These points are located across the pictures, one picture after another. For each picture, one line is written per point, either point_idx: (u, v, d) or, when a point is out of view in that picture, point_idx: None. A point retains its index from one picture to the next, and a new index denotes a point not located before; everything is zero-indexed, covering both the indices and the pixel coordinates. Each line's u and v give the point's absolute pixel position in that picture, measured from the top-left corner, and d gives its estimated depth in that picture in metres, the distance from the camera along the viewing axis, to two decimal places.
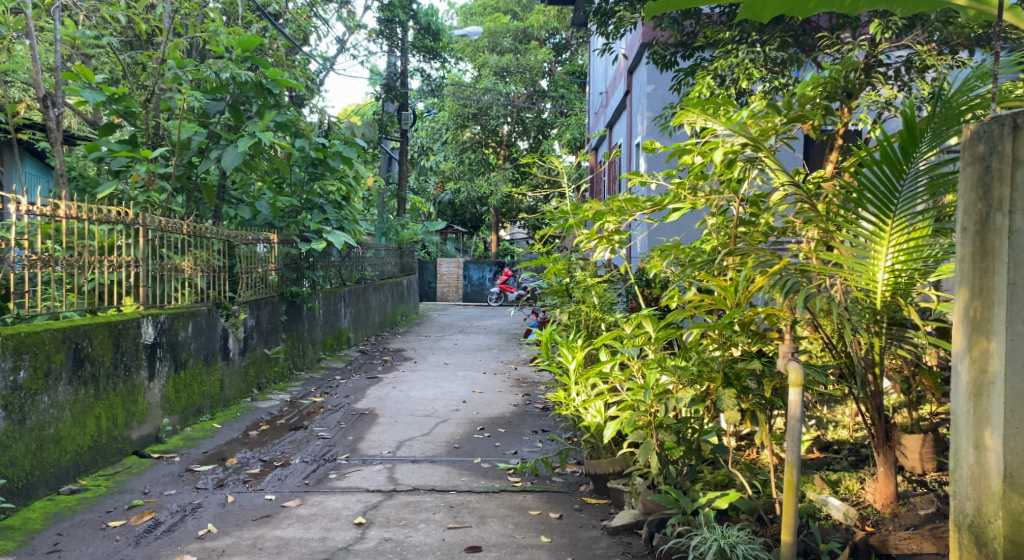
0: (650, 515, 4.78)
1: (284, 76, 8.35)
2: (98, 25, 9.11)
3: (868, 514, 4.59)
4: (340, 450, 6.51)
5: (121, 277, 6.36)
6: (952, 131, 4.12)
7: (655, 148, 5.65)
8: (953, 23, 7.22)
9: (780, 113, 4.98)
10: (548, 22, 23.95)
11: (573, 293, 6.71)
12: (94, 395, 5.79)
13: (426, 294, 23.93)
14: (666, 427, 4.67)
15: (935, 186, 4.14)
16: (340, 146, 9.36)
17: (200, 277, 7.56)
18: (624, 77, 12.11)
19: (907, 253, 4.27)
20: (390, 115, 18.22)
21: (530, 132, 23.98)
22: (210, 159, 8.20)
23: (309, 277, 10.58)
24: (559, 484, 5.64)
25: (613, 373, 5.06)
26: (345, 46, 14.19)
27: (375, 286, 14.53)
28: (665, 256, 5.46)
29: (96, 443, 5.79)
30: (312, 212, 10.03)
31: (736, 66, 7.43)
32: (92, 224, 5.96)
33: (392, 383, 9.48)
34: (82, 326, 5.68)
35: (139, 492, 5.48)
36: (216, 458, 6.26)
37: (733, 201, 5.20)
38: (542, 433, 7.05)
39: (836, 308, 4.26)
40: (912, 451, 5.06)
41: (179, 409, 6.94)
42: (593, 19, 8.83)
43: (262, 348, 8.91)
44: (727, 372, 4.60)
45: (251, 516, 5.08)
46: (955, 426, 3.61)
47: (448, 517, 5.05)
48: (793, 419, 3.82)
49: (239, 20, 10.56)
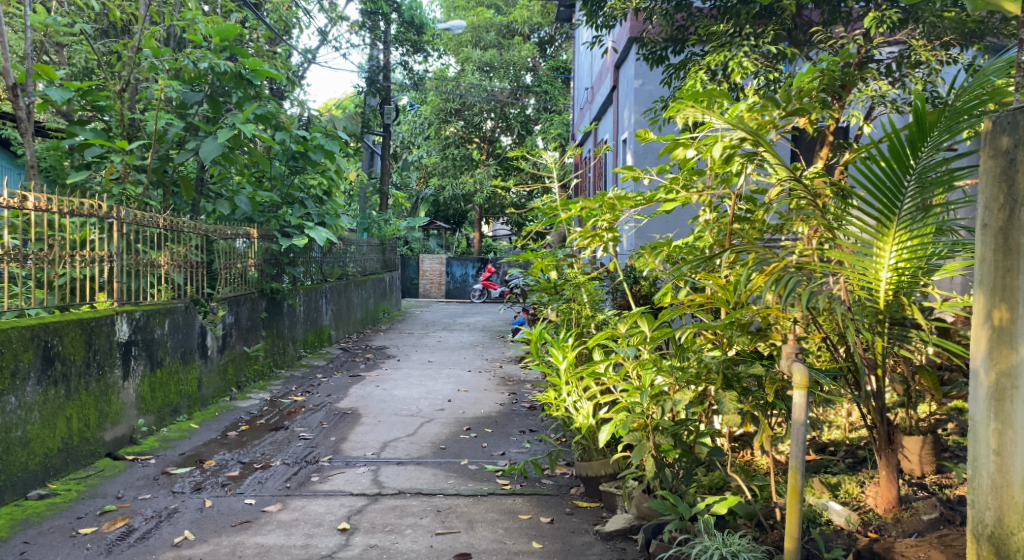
0: (646, 520, 4.63)
1: (264, 67, 8.16)
2: (72, 12, 8.85)
3: (870, 518, 4.45)
4: (322, 451, 6.32)
5: (94, 272, 6.11)
6: (963, 122, 3.88)
7: (646, 143, 5.41)
8: (948, 17, 7.07)
9: (778, 105, 4.78)
10: (532, 17, 23.57)
11: (563, 291, 6.44)
12: (65, 395, 5.56)
13: (409, 290, 23.70)
14: (662, 430, 4.49)
15: (926, 187, 3.99)
16: (321, 140, 9.09)
17: (178, 273, 7.34)
18: (611, 72, 11.94)
19: (911, 250, 4.12)
20: (373, 109, 17.94)
21: (514, 129, 23.72)
22: (187, 151, 7.98)
23: (289, 273, 10.36)
24: (549, 486, 5.48)
25: (606, 374, 4.89)
26: (327, 38, 13.97)
27: (357, 282, 14.31)
28: (657, 253, 5.29)
29: (67, 446, 5.57)
30: (292, 206, 9.85)
31: (728, 61, 7.27)
32: (64, 217, 5.74)
33: (375, 382, 9.28)
34: (52, 323, 5.45)
35: (111, 497, 5.26)
36: (193, 460, 6.05)
37: (728, 197, 5.02)
38: (530, 433, 6.90)
39: (840, 309, 4.10)
40: (912, 453, 4.92)
41: (155, 409, 6.72)
42: (584, 11, 8.62)
43: (241, 346, 8.70)
44: (727, 373, 4.42)
45: (230, 521, 4.88)
46: (971, 433, 3.49)
47: (436, 523, 4.87)
48: (798, 422, 3.66)
49: (219, 9, 10.30)
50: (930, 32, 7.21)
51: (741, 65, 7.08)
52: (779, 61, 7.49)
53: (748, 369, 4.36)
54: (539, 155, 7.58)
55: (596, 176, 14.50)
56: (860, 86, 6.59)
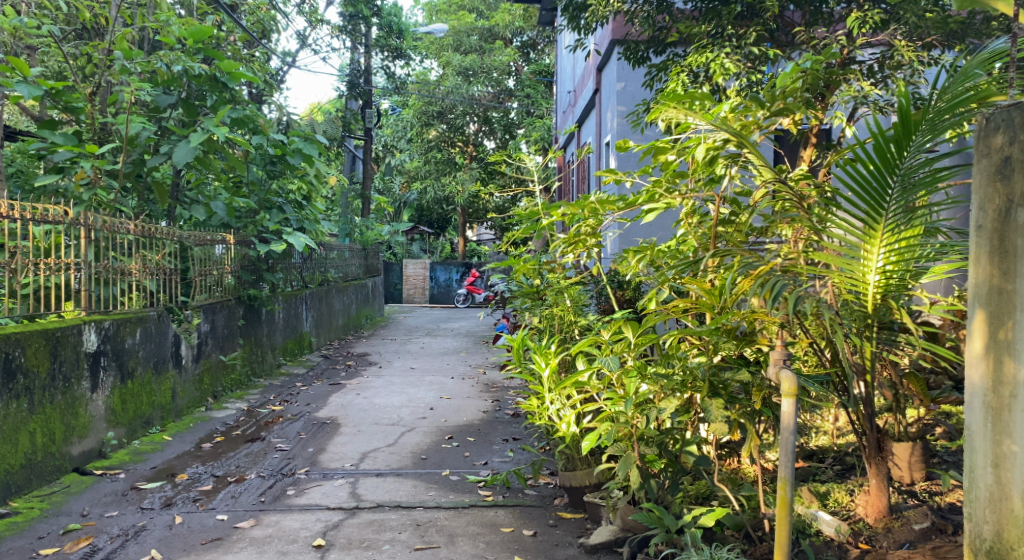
0: (632, 532, 4.51)
1: (239, 69, 7.97)
2: (42, 14, 8.67)
3: (860, 528, 4.31)
4: (299, 463, 6.13)
5: (60, 281, 5.94)
6: (948, 122, 3.75)
7: (628, 146, 5.24)
8: (931, 15, 6.92)
9: (762, 105, 4.62)
10: (513, 21, 23.59)
11: (545, 296, 6.21)
12: (27, 409, 5.37)
13: (392, 296, 23.53)
14: (648, 440, 4.34)
15: (910, 189, 3.86)
16: (300, 143, 9.01)
17: (150, 280, 7.15)
18: (593, 75, 11.83)
19: (899, 253, 3.99)
20: (354, 112, 17.73)
21: (497, 133, 23.60)
22: (160, 155, 7.84)
23: (268, 280, 10.17)
24: (532, 497, 5.33)
25: (589, 382, 4.72)
26: (306, 41, 13.81)
27: (338, 288, 14.12)
28: (640, 256, 5.11)
29: (30, 461, 5.38)
30: (270, 211, 9.60)
31: (710, 62, 7.09)
32: (29, 223, 5.57)
33: (356, 390, 9.10)
34: (13, 334, 5.26)
35: (76, 515, 5.08)
36: (165, 474, 5.87)
37: (712, 200, 4.86)
38: (513, 442, 6.74)
39: (828, 314, 3.95)
40: (901, 460, 4.73)
41: (126, 421, 6.53)
42: (565, 13, 8.54)
43: (218, 355, 8.50)
44: (713, 381, 4.27)
45: (200, 539, 4.71)
46: (968, 442, 3.39)
47: (415, 537, 4.71)
48: (786, 431, 3.53)
49: (195, 12, 10.13)
50: (912, 32, 7.02)
51: (723, 67, 6.92)
52: (763, 62, 7.30)
53: (734, 378, 4.22)
54: (522, 158, 7.41)
55: (579, 180, 14.38)
56: (843, 86, 6.39)
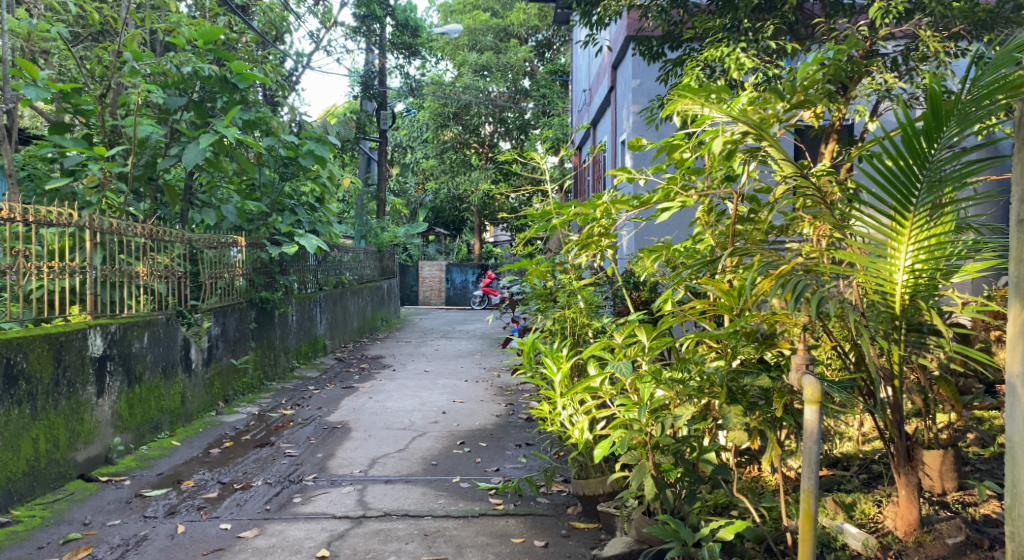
0: (646, 544, 4.30)
1: (249, 70, 7.86)
2: (53, 15, 8.58)
3: (890, 542, 4.12)
4: (307, 470, 6.01)
5: (68, 284, 5.84)
6: (980, 112, 3.53)
7: (642, 144, 5.05)
8: (957, 5, 6.69)
9: (781, 97, 4.42)
10: (529, 20, 23.36)
11: (558, 298, 6.04)
12: (30, 415, 5.27)
13: (408, 298, 23.45)
14: (663, 448, 4.17)
15: (938, 183, 3.67)
16: (312, 145, 8.86)
17: (160, 284, 7.05)
18: (608, 73, 11.66)
19: (929, 251, 3.80)
20: (368, 114, 17.66)
21: (512, 133, 23.48)
22: (170, 157, 7.74)
23: (281, 283, 10.05)
24: (545, 505, 5.17)
25: (602, 388, 4.55)
26: (320, 42, 13.69)
27: (353, 290, 14.02)
28: (655, 256, 4.93)
29: (33, 468, 5.29)
30: (282, 213, 9.44)
31: (726, 57, 6.90)
32: (34, 227, 5.49)
33: (369, 393, 8.98)
34: (15, 339, 5.16)
35: (78, 523, 4.98)
36: (170, 481, 5.76)
37: (730, 197, 4.66)
38: (526, 448, 6.58)
39: (853, 316, 3.75)
40: (932, 469, 4.52)
41: (133, 427, 6.43)
42: (577, 8, 8.32)
43: (228, 359, 8.39)
44: (731, 387, 4.10)
45: (202, 549, 4.59)
46: (1010, 455, 3.21)
47: (422, 548, 4.57)
48: (810, 441, 3.34)
49: (207, 13, 10.02)
50: (938, 23, 6.79)
51: (738, 61, 6.74)
52: (780, 56, 7.13)
53: (754, 383, 4.04)
54: (536, 158, 7.24)
55: (594, 179, 14.19)
56: (866, 78, 6.17)
